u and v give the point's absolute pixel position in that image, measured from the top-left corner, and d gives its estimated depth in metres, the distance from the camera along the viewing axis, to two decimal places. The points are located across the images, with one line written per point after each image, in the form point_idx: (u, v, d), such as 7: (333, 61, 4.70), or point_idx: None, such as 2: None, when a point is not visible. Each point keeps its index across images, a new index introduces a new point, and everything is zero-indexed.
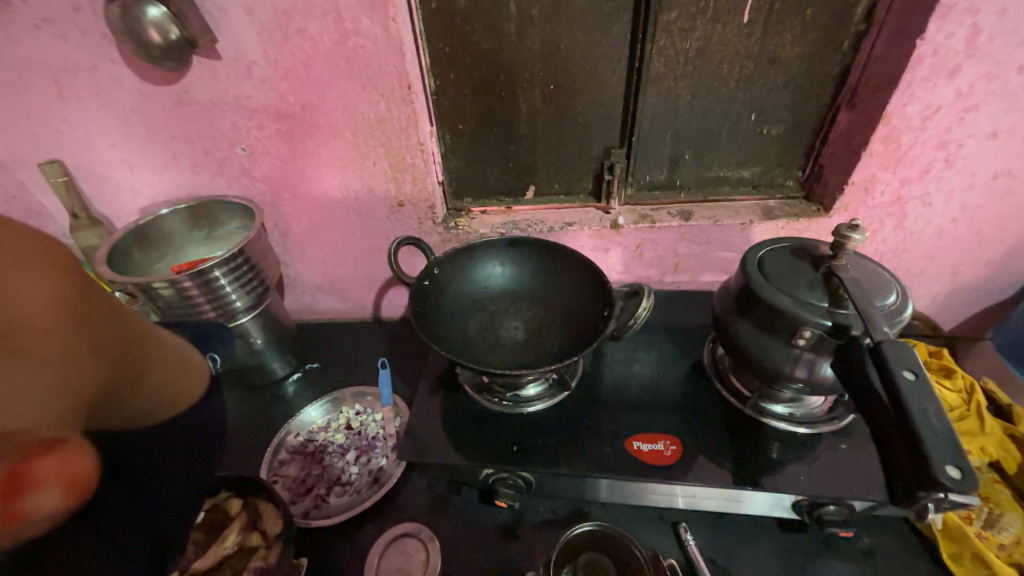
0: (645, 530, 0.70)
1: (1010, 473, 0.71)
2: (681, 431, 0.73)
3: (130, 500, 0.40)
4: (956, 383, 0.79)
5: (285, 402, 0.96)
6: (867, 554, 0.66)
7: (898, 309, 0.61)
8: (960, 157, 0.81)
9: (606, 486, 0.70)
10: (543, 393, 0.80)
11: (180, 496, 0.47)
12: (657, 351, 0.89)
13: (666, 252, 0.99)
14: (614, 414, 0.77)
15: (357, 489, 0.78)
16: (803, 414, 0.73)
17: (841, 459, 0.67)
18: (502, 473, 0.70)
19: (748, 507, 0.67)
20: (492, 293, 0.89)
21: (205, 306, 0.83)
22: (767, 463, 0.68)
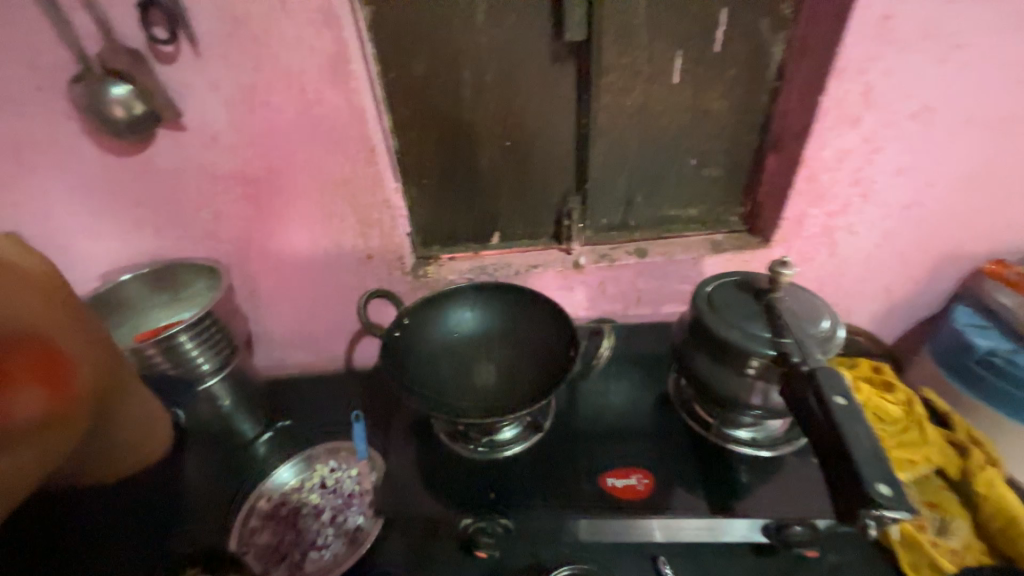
0: (626, 568, 0.70)
1: (953, 478, 0.77)
2: (652, 464, 0.76)
3: None
4: (897, 396, 0.85)
5: (255, 464, 0.92)
6: (835, 570, 0.68)
7: (830, 334, 0.68)
8: (874, 191, 0.91)
9: (586, 528, 0.70)
10: (519, 436, 0.80)
11: None
12: (627, 385, 0.91)
13: (627, 288, 1.05)
14: (589, 451, 0.79)
15: (334, 551, 0.76)
16: (765, 437, 0.77)
17: (800, 479, 0.71)
18: (481, 522, 0.70)
19: (723, 534, 0.69)
20: (465, 337, 0.90)
21: (169, 370, 0.83)
22: (733, 488, 0.71)
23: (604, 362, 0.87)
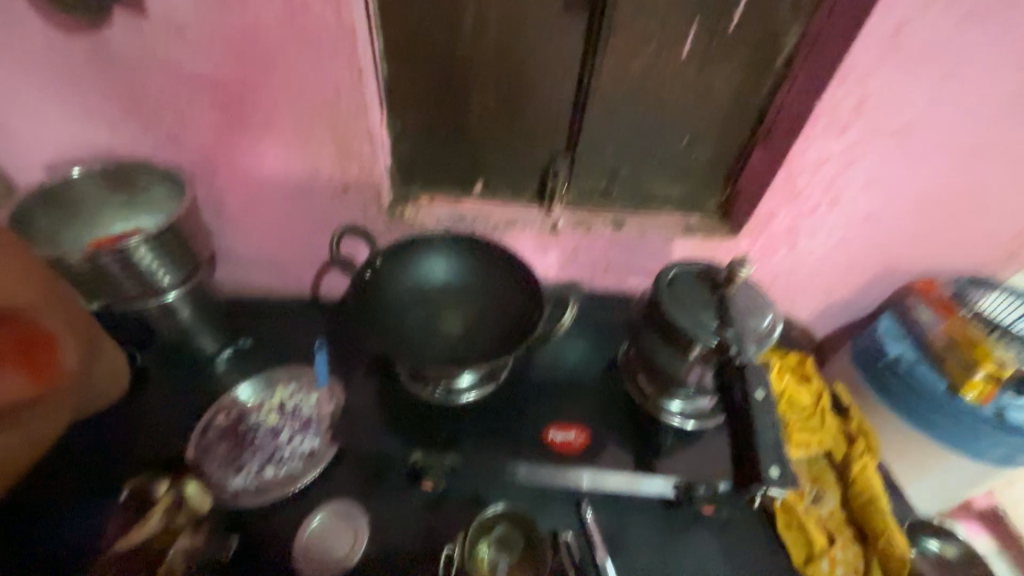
0: (551, 509, 0.79)
1: (837, 459, 0.90)
2: (591, 422, 0.85)
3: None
4: (811, 388, 0.96)
5: (214, 378, 0.94)
6: (726, 524, 0.81)
7: (769, 332, 0.74)
8: (842, 200, 0.96)
9: (523, 472, 0.80)
10: (474, 385, 0.86)
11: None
12: (582, 348, 0.98)
13: (598, 256, 1.08)
14: (538, 404, 0.87)
15: (288, 467, 0.80)
16: (691, 410, 0.85)
17: (712, 448, 0.83)
18: (430, 461, 0.79)
19: (639, 487, 0.80)
20: (435, 287, 0.92)
21: (127, 283, 0.80)
22: (658, 450, 0.81)
23: (563, 331, 0.90)
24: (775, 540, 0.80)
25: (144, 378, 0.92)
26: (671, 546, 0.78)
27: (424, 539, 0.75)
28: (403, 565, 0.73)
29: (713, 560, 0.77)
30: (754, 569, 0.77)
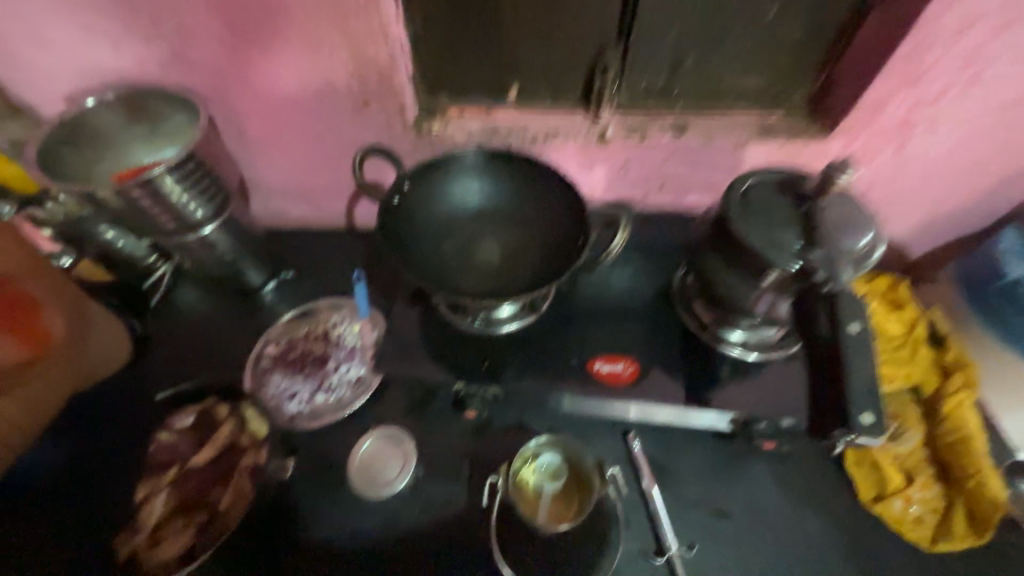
0: (598, 439, 0.78)
1: (924, 394, 0.80)
2: (642, 355, 0.78)
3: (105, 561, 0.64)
4: (904, 316, 0.84)
5: (263, 310, 0.96)
6: (786, 458, 0.76)
7: (865, 255, 0.62)
8: (983, 79, 0.74)
9: (568, 401, 0.76)
10: (516, 314, 0.81)
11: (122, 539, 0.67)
12: (632, 274, 0.89)
13: (653, 170, 0.94)
14: (584, 335, 0.80)
15: (337, 393, 0.83)
16: (754, 341, 0.76)
17: (781, 380, 0.74)
18: (471, 388, 0.76)
19: (692, 420, 0.75)
20: (469, 211, 0.85)
21: (162, 217, 0.79)
22: (715, 382, 0.75)
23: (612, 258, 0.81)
24: (841, 476, 0.75)
25: (200, 310, 0.95)
26: (724, 478, 0.75)
27: (470, 464, 0.77)
28: (451, 484, 0.75)
29: (770, 493, 0.74)
30: (815, 503, 0.73)
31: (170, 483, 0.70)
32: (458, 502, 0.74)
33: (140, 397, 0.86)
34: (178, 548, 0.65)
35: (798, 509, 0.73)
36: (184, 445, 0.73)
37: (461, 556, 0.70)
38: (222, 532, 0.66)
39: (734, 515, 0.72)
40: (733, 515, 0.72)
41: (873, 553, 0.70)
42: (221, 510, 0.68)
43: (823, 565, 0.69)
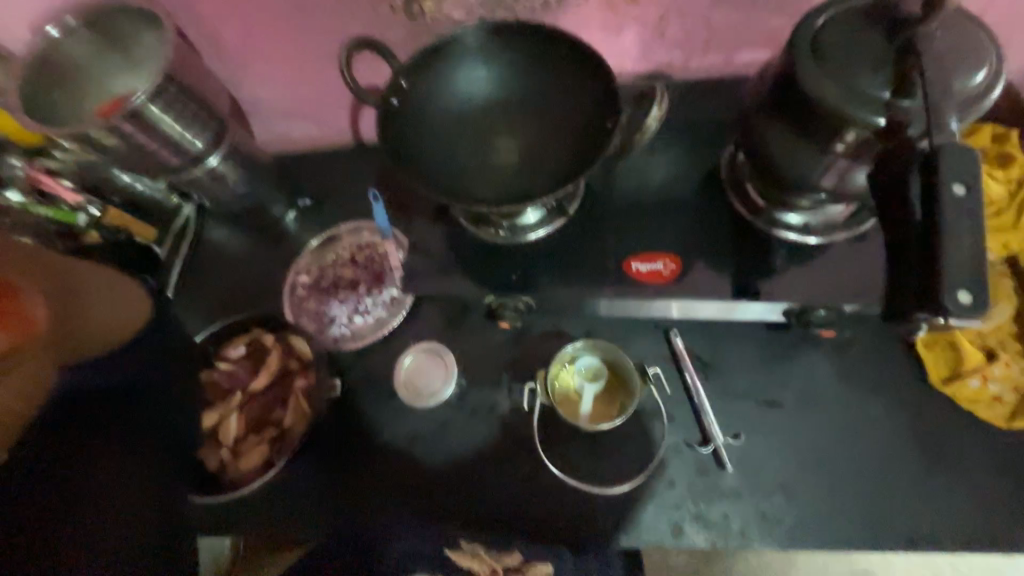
0: (639, 340, 0.76)
1: (1023, 265, 0.69)
2: (685, 250, 0.70)
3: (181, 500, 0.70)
4: (1009, 173, 0.70)
5: (289, 240, 0.95)
6: (845, 344, 0.71)
7: (979, 95, 0.48)
8: None
9: (606, 305, 0.73)
10: (543, 220, 0.75)
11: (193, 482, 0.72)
12: (674, 158, 0.78)
13: (695, 23, 0.77)
14: (619, 233, 0.73)
15: (374, 314, 0.83)
16: (819, 223, 0.68)
17: (845, 263, 0.66)
18: (503, 298, 0.73)
19: (741, 313, 0.70)
20: (478, 107, 0.75)
21: (163, 152, 0.76)
22: (769, 271, 0.67)
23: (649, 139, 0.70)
24: (909, 359, 0.69)
25: (230, 246, 0.95)
26: (775, 368, 0.71)
27: (510, 371, 0.77)
28: (494, 391, 0.76)
29: (826, 381, 0.70)
30: (877, 387, 0.69)
31: (237, 406, 0.78)
32: (501, 407, 0.75)
33: None
34: (256, 460, 0.74)
35: (858, 394, 0.69)
36: (241, 373, 0.79)
37: (510, 455, 0.71)
38: (291, 443, 0.74)
39: (785, 406, 0.69)
40: (785, 404, 0.69)
41: (940, 432, 0.66)
42: (286, 427, 0.76)
43: (884, 446, 0.66)
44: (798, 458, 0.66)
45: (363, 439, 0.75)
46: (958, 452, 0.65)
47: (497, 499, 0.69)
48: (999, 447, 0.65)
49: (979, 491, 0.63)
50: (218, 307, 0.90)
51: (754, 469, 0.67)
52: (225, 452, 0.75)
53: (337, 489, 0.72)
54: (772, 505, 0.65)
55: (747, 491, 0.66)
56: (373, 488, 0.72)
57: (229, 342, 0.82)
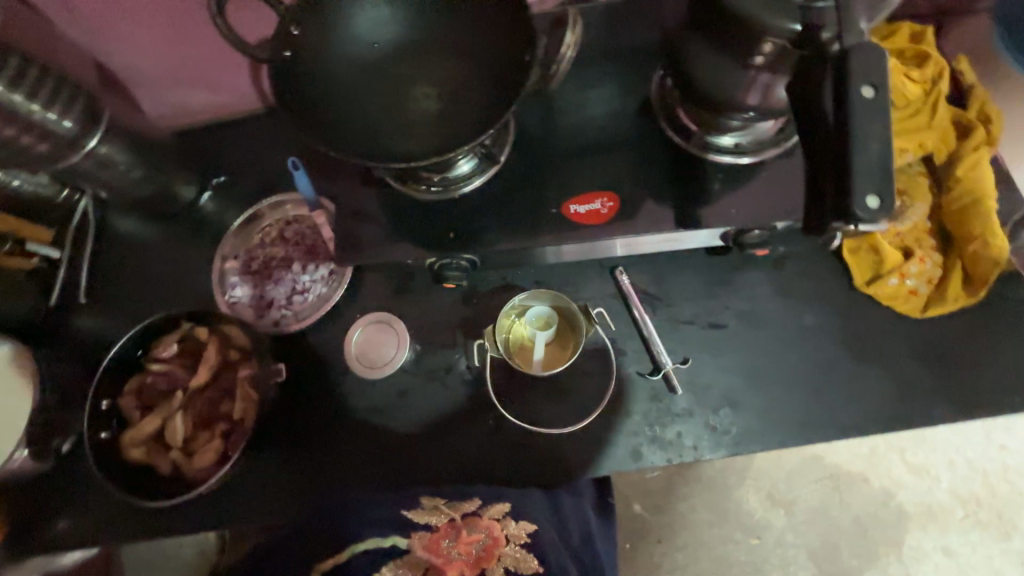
0: (587, 281, 0.76)
1: (936, 163, 0.72)
2: (623, 184, 0.69)
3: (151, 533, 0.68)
4: (925, 73, 0.70)
5: (209, 223, 0.87)
6: (779, 260, 0.74)
7: None
8: None
9: (551, 252, 0.71)
10: (475, 170, 0.71)
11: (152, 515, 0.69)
12: (607, 90, 0.74)
13: None
14: (557, 174, 0.71)
15: (316, 292, 0.79)
16: (749, 143, 0.68)
17: (776, 179, 0.66)
18: (446, 260, 0.70)
19: (683, 243, 0.70)
20: (386, 52, 0.70)
21: (25, 139, 0.66)
22: (704, 196, 0.67)
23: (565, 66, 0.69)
24: (838, 267, 0.73)
25: (146, 239, 0.87)
26: (717, 291, 0.74)
27: (464, 329, 0.76)
28: (449, 353, 0.75)
29: (764, 298, 0.73)
30: (809, 296, 0.73)
31: (180, 407, 0.72)
32: (459, 366, 0.74)
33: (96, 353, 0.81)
34: (211, 457, 0.69)
35: (793, 305, 0.73)
36: (179, 373, 0.73)
37: (473, 411, 0.72)
38: (244, 434, 0.70)
39: (728, 326, 0.72)
40: (728, 325, 0.73)
41: (866, 329, 0.71)
42: (237, 419, 0.71)
43: (817, 350, 0.71)
44: (742, 373, 0.70)
45: (322, 417, 0.73)
46: (882, 345, 0.70)
47: (465, 454, 0.71)
48: (915, 335, 0.70)
49: (900, 377, 0.69)
50: (142, 306, 0.84)
51: (702, 388, 0.70)
52: (175, 455, 0.69)
53: (301, 469, 0.71)
54: (721, 418, 0.69)
55: (698, 410, 0.69)
56: (339, 463, 0.71)
57: (156, 342, 0.74)
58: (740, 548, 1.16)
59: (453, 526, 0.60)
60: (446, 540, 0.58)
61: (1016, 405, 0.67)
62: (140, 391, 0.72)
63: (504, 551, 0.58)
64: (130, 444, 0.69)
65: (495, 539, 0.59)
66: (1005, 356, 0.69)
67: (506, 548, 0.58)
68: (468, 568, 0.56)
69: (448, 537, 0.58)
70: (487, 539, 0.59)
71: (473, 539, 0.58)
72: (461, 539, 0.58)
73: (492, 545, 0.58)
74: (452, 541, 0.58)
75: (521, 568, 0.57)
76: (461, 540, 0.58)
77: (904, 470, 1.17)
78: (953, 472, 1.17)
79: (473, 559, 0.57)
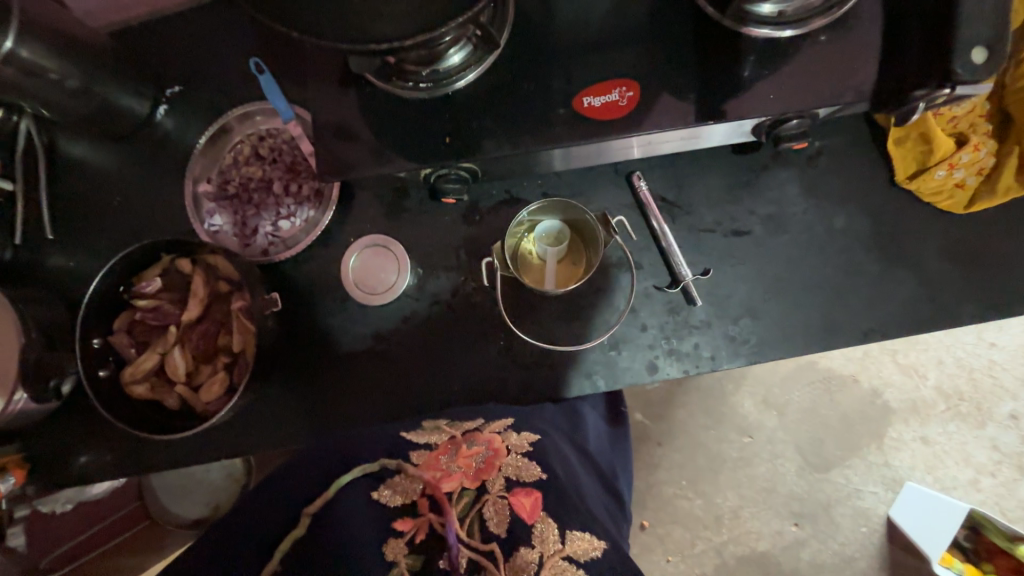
0: (601, 191, 0.70)
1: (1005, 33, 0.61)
2: (642, 70, 0.59)
3: (178, 459, 0.71)
4: None
5: (172, 144, 0.77)
6: (813, 157, 0.67)
7: None
8: None
9: (561, 155, 0.63)
10: (469, 60, 0.60)
11: (179, 444, 0.71)
12: None
13: None
14: (563, 62, 0.60)
15: (304, 216, 0.73)
16: (793, 13, 0.56)
17: (825, 55, 0.56)
18: (442, 171, 0.63)
19: (705, 141, 0.63)
20: None
21: None
22: (735, 82, 0.58)
23: None
24: (875, 162, 0.66)
25: (104, 164, 0.78)
26: (742, 195, 0.68)
27: (467, 250, 0.71)
28: (453, 275, 0.71)
29: (792, 201, 0.67)
30: (841, 196, 0.67)
31: (176, 342, 0.68)
32: (465, 289, 0.70)
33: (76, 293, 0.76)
34: (218, 390, 0.67)
35: (824, 206, 0.67)
36: (169, 308, 0.68)
37: (481, 333, 0.69)
38: (248, 367, 0.66)
39: (752, 232, 0.67)
40: (753, 231, 0.67)
41: (899, 231, 0.66)
42: (238, 351, 0.67)
43: (847, 253, 0.66)
44: (763, 281, 0.67)
45: (326, 347, 0.71)
46: (915, 249, 0.66)
47: (480, 376, 0.69)
48: (951, 234, 0.66)
49: (931, 277, 0.65)
50: (117, 240, 0.77)
51: (722, 298, 0.67)
52: (181, 390, 0.67)
53: (311, 396, 0.70)
54: (740, 328, 0.66)
55: (716, 320, 0.67)
56: (350, 390, 0.70)
57: (138, 276, 0.69)
58: (733, 446, 1.22)
59: (453, 443, 0.58)
60: (445, 456, 0.56)
61: None
62: (132, 328, 0.69)
63: (506, 461, 0.56)
64: (131, 381, 0.67)
65: (496, 451, 0.57)
66: None
67: (508, 457, 0.56)
68: (468, 479, 0.53)
69: (447, 453, 0.56)
70: (487, 452, 0.56)
71: (472, 453, 0.56)
72: (460, 454, 0.56)
73: (493, 456, 0.56)
74: (451, 457, 0.55)
75: (522, 475, 0.54)
76: (461, 455, 0.56)
77: (896, 371, 1.21)
78: (942, 370, 1.20)
79: (473, 471, 0.54)
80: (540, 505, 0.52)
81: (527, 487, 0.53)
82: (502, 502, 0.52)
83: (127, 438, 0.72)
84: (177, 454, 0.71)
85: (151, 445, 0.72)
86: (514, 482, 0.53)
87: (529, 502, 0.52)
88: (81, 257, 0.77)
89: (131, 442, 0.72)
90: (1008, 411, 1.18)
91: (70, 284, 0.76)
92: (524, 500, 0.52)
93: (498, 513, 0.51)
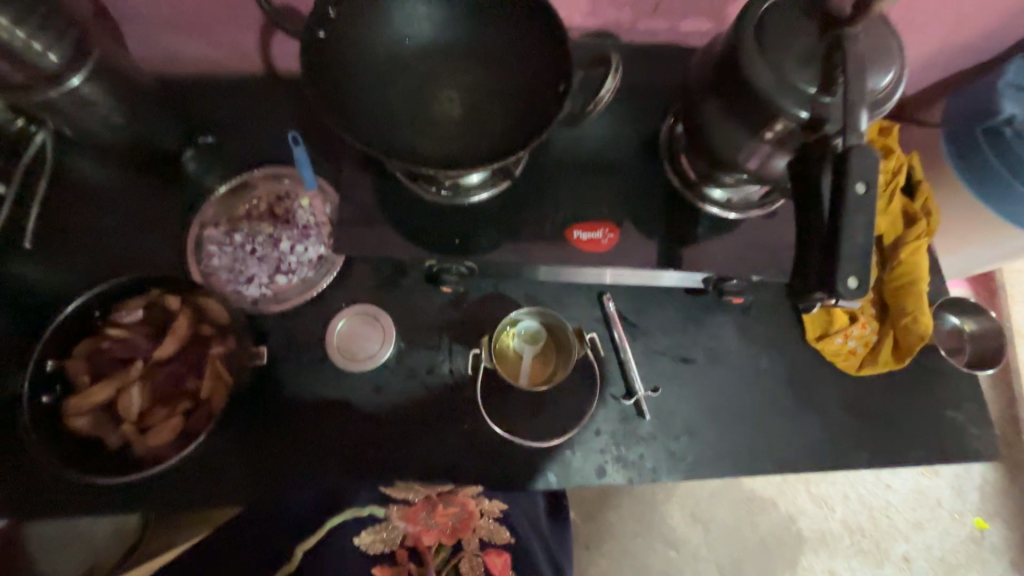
0: (576, 303, 0.80)
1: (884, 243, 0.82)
2: (622, 218, 0.73)
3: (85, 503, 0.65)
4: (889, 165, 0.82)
5: (185, 184, 0.81)
6: (746, 308, 0.82)
7: (887, 96, 0.51)
8: None
9: (544, 270, 0.73)
10: (486, 180, 0.72)
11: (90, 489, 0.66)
12: (614, 125, 0.79)
13: None
14: (559, 198, 0.73)
15: (302, 273, 0.77)
16: (738, 201, 0.74)
17: (758, 237, 0.73)
18: (446, 264, 0.70)
19: (661, 280, 0.76)
20: (418, 53, 0.73)
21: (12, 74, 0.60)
22: (690, 239, 0.72)
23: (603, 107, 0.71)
24: (791, 321, 0.82)
25: (107, 186, 0.80)
26: (689, 328, 0.80)
27: (448, 333, 0.77)
28: (430, 354, 0.76)
29: (730, 341, 0.81)
30: (768, 344, 0.81)
31: (138, 378, 0.69)
32: (441, 369, 0.75)
33: (32, 306, 0.73)
34: (170, 435, 0.66)
35: (752, 349, 0.81)
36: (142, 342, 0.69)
37: (448, 415, 0.73)
38: (212, 415, 0.68)
39: (696, 361, 0.79)
40: (696, 360, 0.79)
41: (808, 380, 0.80)
42: (204, 397, 0.68)
43: (769, 392, 0.79)
44: (702, 405, 0.77)
45: (292, 407, 0.71)
46: (822, 397, 0.80)
47: (439, 457, 0.71)
48: (849, 390, 0.80)
49: (832, 424, 0.79)
50: (96, 262, 0.76)
51: (666, 416, 0.76)
52: (127, 429, 0.66)
53: (261, 455, 0.69)
54: (679, 445, 0.75)
55: (661, 434, 0.75)
56: (306, 455, 0.69)
57: (117, 305, 0.70)
58: (658, 558, 1.24)
59: (429, 500, 0.71)
60: (422, 512, 0.70)
61: (916, 459, 0.78)
62: (91, 356, 0.68)
63: (478, 524, 0.73)
64: (74, 412, 0.65)
65: (470, 513, 0.72)
66: (915, 416, 0.80)
67: (481, 520, 0.73)
68: (444, 536, 0.71)
69: (425, 509, 0.71)
70: (462, 513, 0.72)
71: (449, 512, 0.71)
72: (437, 512, 0.71)
73: (467, 517, 0.72)
74: (429, 513, 0.71)
75: (492, 538, 0.73)
76: (437, 513, 0.71)
77: (810, 501, 1.32)
78: (848, 505, 1.33)
79: (449, 530, 0.71)
80: (508, 563, 0.73)
81: (498, 548, 0.73)
82: (476, 559, 0.73)
83: (35, 474, 0.66)
84: (89, 498, 0.66)
85: (58, 485, 0.66)
86: (486, 544, 0.73)
87: (499, 561, 0.73)
88: (51, 271, 0.75)
89: (37, 480, 0.66)
90: (901, 553, 1.31)
91: (25, 294, 0.73)
92: (496, 559, 0.73)
93: (473, 568, 0.72)
